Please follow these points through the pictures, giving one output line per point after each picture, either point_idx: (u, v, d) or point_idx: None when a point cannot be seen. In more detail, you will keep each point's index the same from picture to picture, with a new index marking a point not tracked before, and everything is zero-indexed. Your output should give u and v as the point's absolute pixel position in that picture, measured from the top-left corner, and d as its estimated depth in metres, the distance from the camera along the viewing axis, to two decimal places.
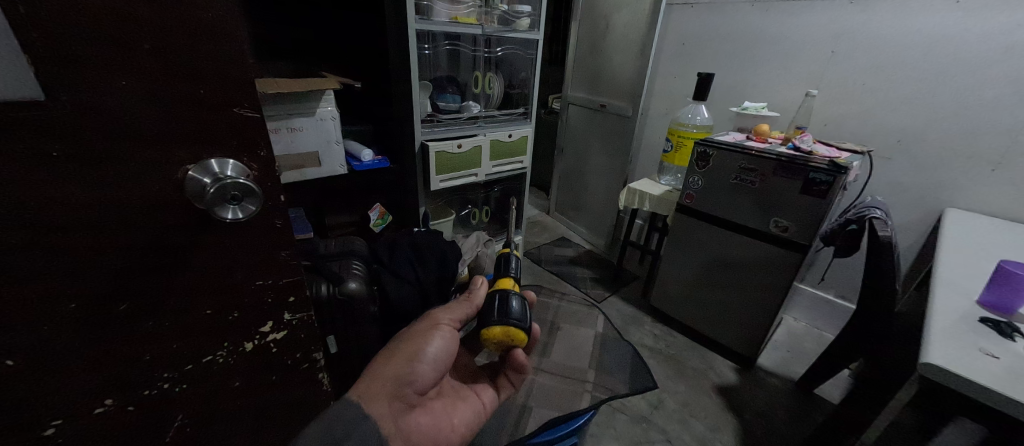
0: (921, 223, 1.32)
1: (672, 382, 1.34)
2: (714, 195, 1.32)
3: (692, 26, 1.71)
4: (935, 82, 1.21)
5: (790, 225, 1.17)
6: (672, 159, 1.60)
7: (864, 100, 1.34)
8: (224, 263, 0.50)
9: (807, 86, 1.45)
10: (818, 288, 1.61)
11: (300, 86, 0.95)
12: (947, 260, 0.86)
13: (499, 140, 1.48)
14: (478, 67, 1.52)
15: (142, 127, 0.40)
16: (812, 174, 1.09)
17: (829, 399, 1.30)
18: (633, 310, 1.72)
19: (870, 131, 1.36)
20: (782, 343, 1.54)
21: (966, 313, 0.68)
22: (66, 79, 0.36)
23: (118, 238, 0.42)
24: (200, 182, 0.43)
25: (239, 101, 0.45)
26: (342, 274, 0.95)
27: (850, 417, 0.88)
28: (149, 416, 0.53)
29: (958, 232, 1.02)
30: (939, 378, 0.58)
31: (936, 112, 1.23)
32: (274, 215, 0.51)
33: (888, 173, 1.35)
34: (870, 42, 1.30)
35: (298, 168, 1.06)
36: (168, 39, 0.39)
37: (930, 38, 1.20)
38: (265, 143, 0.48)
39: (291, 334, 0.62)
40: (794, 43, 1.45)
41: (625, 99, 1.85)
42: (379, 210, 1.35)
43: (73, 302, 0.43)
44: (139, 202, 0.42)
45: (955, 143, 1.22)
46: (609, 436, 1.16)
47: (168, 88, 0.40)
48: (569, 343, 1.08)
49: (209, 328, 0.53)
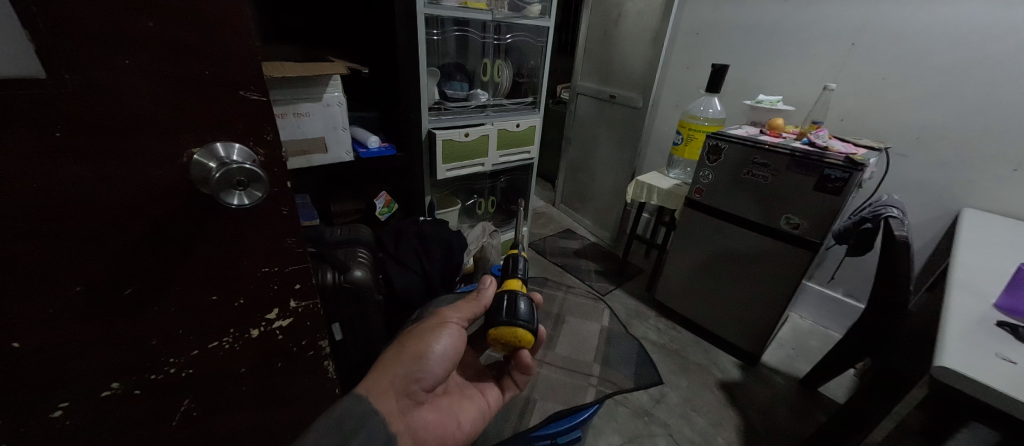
0: (936, 222, 1.30)
1: (675, 377, 1.34)
2: (724, 190, 1.30)
3: (707, 15, 1.67)
4: (958, 78, 1.18)
5: (801, 222, 1.15)
6: (682, 152, 1.57)
7: (884, 94, 1.30)
8: (228, 249, 0.49)
9: (825, 78, 1.41)
10: (827, 286, 1.59)
11: (306, 70, 0.93)
12: (964, 262, 0.84)
13: (507, 129, 1.46)
14: (488, 54, 1.49)
15: (146, 107, 0.39)
16: (827, 170, 1.06)
17: (834, 398, 1.29)
18: (637, 303, 1.72)
19: (888, 127, 1.32)
20: (787, 341, 1.54)
21: (982, 316, 0.67)
22: (68, 58, 0.35)
23: (124, 219, 0.42)
24: (205, 166, 0.42)
25: (245, 84, 0.44)
26: (348, 261, 0.94)
27: (852, 416, 0.87)
28: (155, 400, 0.53)
29: (977, 234, 1.00)
30: (960, 385, 0.56)
31: (956, 108, 1.20)
32: (281, 202, 0.51)
33: (904, 171, 1.32)
34: (892, 36, 1.26)
35: (304, 154, 1.05)
36: (170, 16, 0.38)
37: (954, 30, 1.16)
38: (271, 128, 0.46)
39: (297, 322, 0.62)
40: (814, 34, 1.40)
41: (636, 91, 1.81)
42: (384, 198, 1.34)
43: (78, 285, 0.42)
44: (143, 187, 0.41)
45: (975, 142, 1.19)
46: (610, 429, 1.16)
47: (172, 69, 0.39)
48: (574, 337, 1.07)
49: (216, 314, 0.53)
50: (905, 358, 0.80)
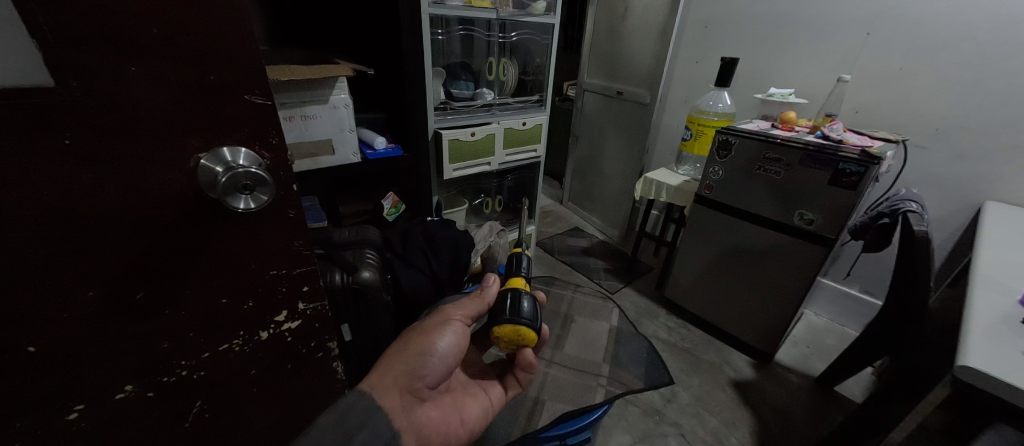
0: (957, 216, 1.26)
1: (686, 376, 1.33)
2: (735, 185, 1.28)
3: (716, 7, 1.63)
4: (980, 66, 1.14)
5: (815, 218, 1.13)
6: (692, 147, 1.56)
7: (901, 85, 1.27)
8: (236, 253, 0.49)
9: (838, 70, 1.38)
10: (842, 283, 1.55)
11: (312, 73, 0.93)
12: (988, 256, 0.81)
13: (513, 128, 1.46)
14: (493, 53, 1.49)
15: (152, 114, 0.39)
16: (842, 164, 1.04)
17: (852, 398, 1.26)
18: (647, 301, 1.70)
19: (905, 120, 1.29)
20: (802, 339, 1.51)
21: (1008, 313, 0.64)
22: (77, 66, 0.35)
23: (134, 223, 0.42)
24: (212, 171, 0.43)
25: (250, 88, 0.44)
26: (356, 263, 0.95)
27: (869, 416, 0.85)
28: (168, 401, 0.54)
29: (1000, 228, 0.96)
30: (982, 383, 0.54)
31: (977, 98, 1.16)
32: (288, 204, 0.51)
33: (923, 163, 1.29)
34: (909, 24, 1.22)
35: (312, 156, 1.06)
36: (175, 22, 0.38)
37: (975, 18, 1.12)
38: (276, 131, 0.46)
39: (305, 324, 0.62)
40: (827, 24, 1.37)
41: (644, 86, 1.79)
42: (392, 199, 1.34)
43: (91, 290, 0.43)
44: (154, 193, 0.42)
45: (997, 132, 1.15)
46: (621, 429, 1.15)
47: (179, 74, 0.39)
48: (583, 336, 1.07)
49: (224, 317, 0.53)
50: (924, 356, 0.78)
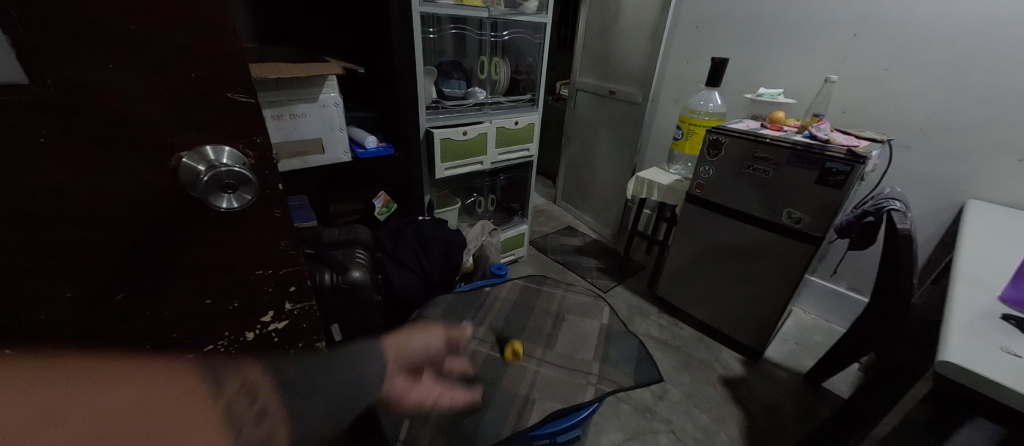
0: (941, 215, 1.28)
1: (677, 374, 1.34)
2: (723, 185, 1.29)
3: (706, 7, 1.65)
4: (963, 68, 1.16)
5: (803, 216, 1.14)
6: (683, 147, 1.57)
7: (886, 86, 1.29)
8: (220, 254, 0.47)
9: (826, 70, 1.39)
10: (830, 280, 1.58)
11: (300, 71, 0.92)
12: (970, 254, 0.83)
13: (505, 127, 1.45)
14: (485, 52, 1.50)
15: (131, 111, 0.37)
16: (829, 164, 1.05)
17: (838, 393, 1.28)
18: (639, 300, 1.71)
19: (890, 119, 1.31)
20: (791, 336, 1.53)
21: (988, 309, 0.66)
22: (53, 62, 0.33)
23: (112, 222, 0.40)
24: (194, 170, 0.41)
25: (234, 87, 0.42)
26: (346, 263, 0.95)
27: (856, 411, 0.86)
28: None
29: (983, 226, 0.98)
30: (957, 377, 0.55)
31: (960, 99, 1.18)
32: (273, 203, 0.48)
33: (908, 162, 1.31)
34: (895, 26, 1.24)
35: (302, 155, 1.05)
36: (155, 17, 0.36)
37: (957, 19, 1.14)
38: (263, 129, 0.44)
39: (294, 325, 0.58)
40: (814, 25, 1.39)
41: (635, 86, 1.81)
42: (384, 198, 1.34)
43: (68, 292, 0.40)
44: (135, 193, 0.39)
45: (980, 132, 1.17)
46: (612, 427, 1.16)
47: (159, 70, 0.38)
48: (573, 335, 1.07)
49: (210, 318, 0.50)
50: (908, 352, 0.79)
